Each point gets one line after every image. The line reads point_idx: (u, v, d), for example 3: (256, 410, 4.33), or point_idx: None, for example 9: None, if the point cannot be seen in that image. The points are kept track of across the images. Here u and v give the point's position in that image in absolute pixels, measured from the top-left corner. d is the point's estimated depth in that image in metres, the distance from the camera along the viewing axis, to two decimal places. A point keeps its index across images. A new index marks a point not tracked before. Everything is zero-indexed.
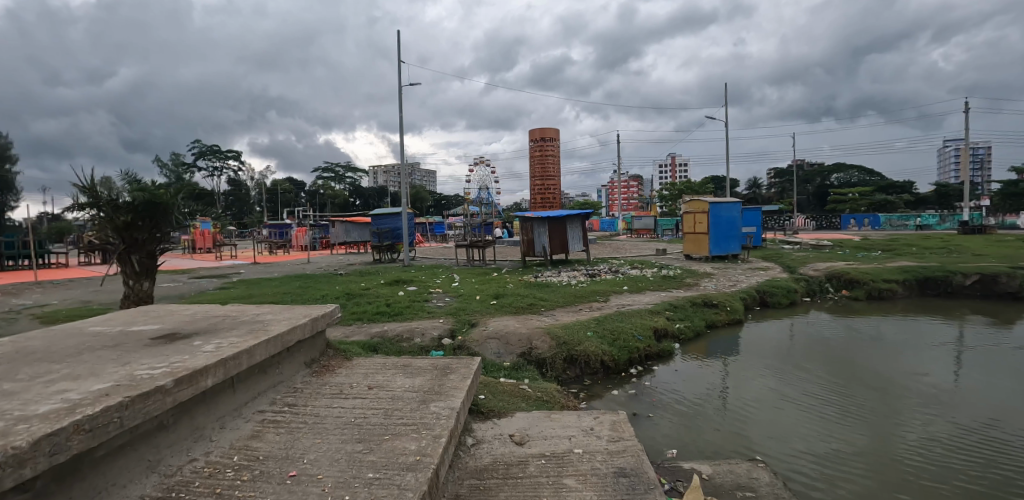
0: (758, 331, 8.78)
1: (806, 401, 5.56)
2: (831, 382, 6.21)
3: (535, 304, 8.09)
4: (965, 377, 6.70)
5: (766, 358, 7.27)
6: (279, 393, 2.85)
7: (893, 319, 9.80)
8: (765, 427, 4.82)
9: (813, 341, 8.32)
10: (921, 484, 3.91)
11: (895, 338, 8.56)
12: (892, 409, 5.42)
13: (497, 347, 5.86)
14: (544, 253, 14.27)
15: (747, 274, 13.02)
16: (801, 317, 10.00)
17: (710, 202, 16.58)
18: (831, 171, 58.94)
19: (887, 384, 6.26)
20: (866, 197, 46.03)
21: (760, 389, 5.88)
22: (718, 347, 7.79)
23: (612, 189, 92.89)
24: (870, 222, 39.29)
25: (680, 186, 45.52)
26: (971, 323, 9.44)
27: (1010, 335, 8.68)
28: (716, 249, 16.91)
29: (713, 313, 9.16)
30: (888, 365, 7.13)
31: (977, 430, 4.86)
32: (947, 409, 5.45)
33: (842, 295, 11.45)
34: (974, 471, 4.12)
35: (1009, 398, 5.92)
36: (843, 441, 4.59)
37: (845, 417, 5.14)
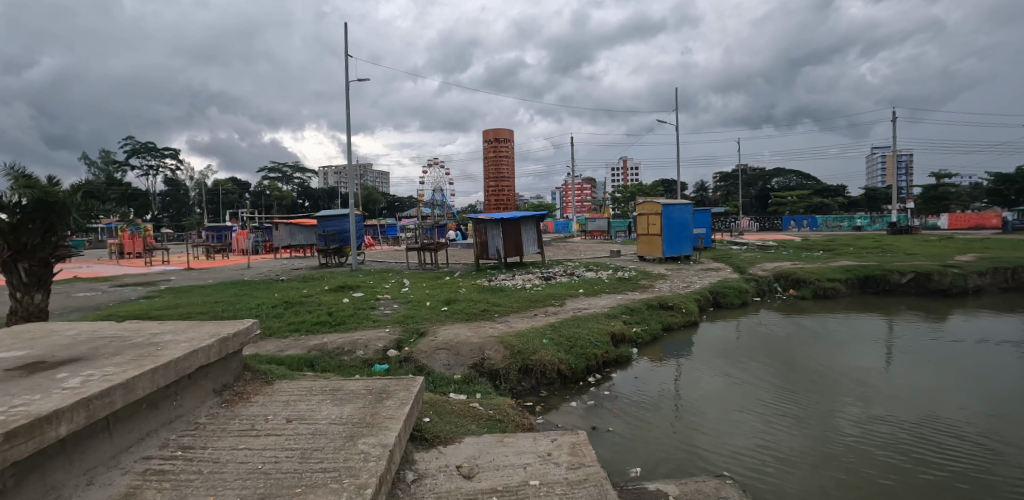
0: (711, 331, 8.89)
1: (759, 401, 5.58)
2: (776, 378, 6.42)
3: (489, 310, 7.72)
4: (896, 368, 7.09)
5: (715, 355, 7.42)
6: (176, 432, 2.35)
7: (836, 316, 10.18)
8: (715, 424, 4.89)
9: (759, 337, 8.59)
10: (873, 482, 3.93)
11: (834, 333, 8.97)
12: (838, 404, 5.56)
13: (446, 358, 5.47)
14: (498, 255, 13.95)
15: (699, 275, 13.23)
16: (752, 316, 10.19)
17: (663, 204, 16.80)
18: (772, 175, 62.10)
19: (834, 380, 6.40)
20: (803, 200, 48.77)
21: (710, 386, 5.99)
22: (673, 347, 7.79)
23: (567, 191, 94.17)
24: (808, 223, 41.63)
25: (632, 188, 46.49)
26: (905, 318, 9.96)
27: (938, 328, 9.26)
28: (669, 250, 17.18)
29: (669, 315, 9.15)
30: (827, 359, 7.46)
31: (906, 419, 5.14)
32: (880, 400, 5.74)
33: (789, 295, 11.81)
34: (909, 458, 4.32)
35: (944, 389, 6.20)
36: (797, 441, 4.58)
37: (797, 416, 5.17)
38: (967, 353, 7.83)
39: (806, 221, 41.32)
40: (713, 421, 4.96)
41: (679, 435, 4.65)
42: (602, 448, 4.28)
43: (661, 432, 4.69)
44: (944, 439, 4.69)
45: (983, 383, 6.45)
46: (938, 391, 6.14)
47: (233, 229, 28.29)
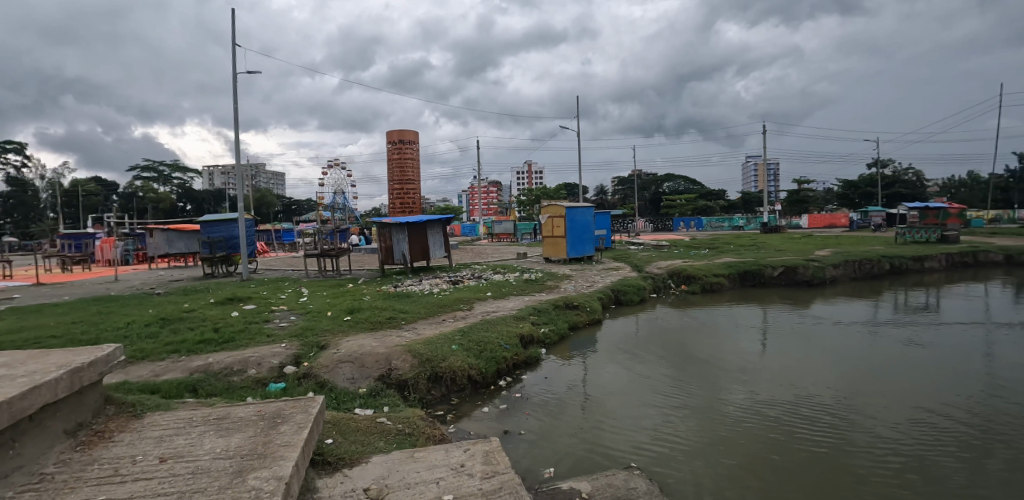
0: (615, 328, 9.41)
1: (656, 391, 6.06)
2: (671, 367, 7.03)
3: (396, 318, 7.45)
4: (767, 350, 8.13)
5: (618, 349, 7.95)
6: (12, 490, 1.92)
7: (721, 307, 11.35)
8: (621, 416, 5.25)
9: (655, 329, 9.35)
10: (746, 456, 4.49)
11: (718, 321, 10.04)
12: (722, 387, 6.26)
13: (351, 371, 5.18)
14: (403, 260, 13.61)
15: (601, 275, 13.92)
16: (649, 311, 10.96)
17: (567, 208, 17.50)
18: (663, 180, 67.52)
19: (719, 366, 7.14)
20: (690, 202, 53.63)
21: (615, 379, 6.42)
22: (579, 344, 8.14)
23: (476, 194, 94.65)
24: (695, 224, 45.91)
25: (537, 192, 47.85)
26: (776, 306, 11.38)
27: (800, 313, 10.71)
28: (572, 252, 18.01)
29: (575, 314, 9.52)
30: (713, 345, 8.33)
31: (778, 398, 5.91)
32: (757, 381, 6.53)
33: (682, 290, 12.89)
34: (780, 434, 4.98)
35: (804, 366, 7.23)
36: (687, 427, 5.06)
37: (688, 402, 5.70)
38: (823, 333, 9.19)
39: (694, 222, 45.50)
40: (619, 413, 5.33)
41: (589, 428, 4.92)
42: (518, 448, 4.39)
43: (572, 427, 4.93)
44: (807, 414, 5.47)
45: (833, 359, 7.62)
46: (800, 368, 7.15)
47: (93, 236, 24.49)
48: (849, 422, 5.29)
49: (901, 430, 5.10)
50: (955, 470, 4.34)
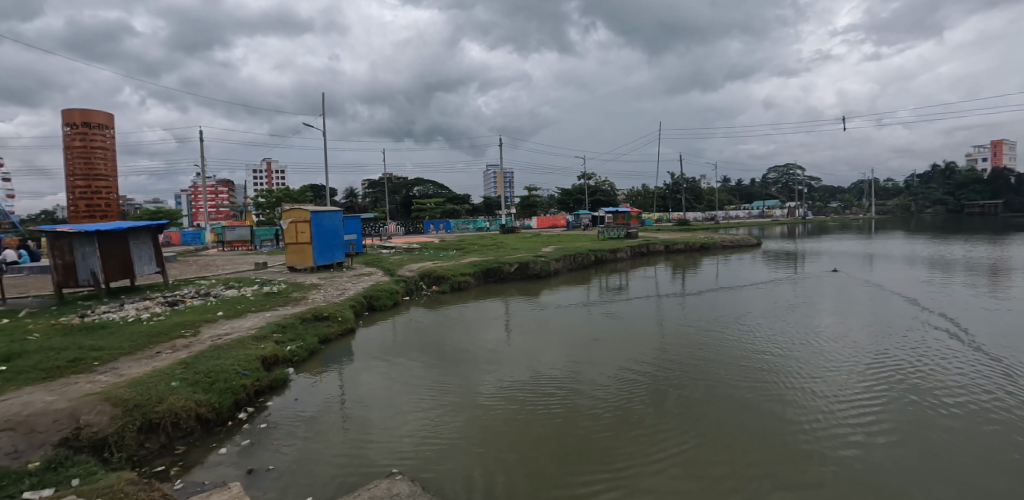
0: (382, 336, 10.04)
1: (426, 400, 7.03)
2: (427, 361, 8.23)
3: (89, 357, 6.29)
4: (503, 340, 10.21)
5: (375, 358, 8.80)
6: None
7: (469, 300, 13.05)
8: (387, 424, 6.23)
9: (413, 329, 10.45)
10: (499, 445, 5.93)
11: (464, 312, 11.71)
12: (467, 380, 7.86)
13: (31, 438, 4.54)
14: (91, 281, 10.39)
15: (349, 283, 13.83)
16: (404, 312, 11.57)
17: (313, 212, 16.35)
18: (413, 184, 69.50)
19: (478, 364, 8.65)
20: (439, 206, 56.80)
21: (379, 390, 7.36)
22: (347, 362, 8.50)
23: (197, 193, 79.10)
24: (444, 226, 48.95)
25: (278, 193, 42.87)
26: (510, 297, 13.82)
27: (525, 305, 13.41)
28: (321, 259, 17.15)
29: (326, 325, 9.32)
30: (461, 338, 9.92)
31: (509, 385, 7.85)
32: (493, 370, 8.38)
33: (433, 290, 13.74)
34: (511, 415, 6.81)
35: (539, 358, 9.41)
36: (453, 429, 6.22)
37: (454, 407, 6.91)
38: (553, 325, 11.93)
39: (442, 224, 48.40)
40: (384, 421, 6.28)
41: (359, 441, 5.75)
42: (273, 475, 4.90)
43: (343, 446, 5.70)
44: (529, 396, 7.51)
45: (559, 349, 10.14)
46: (525, 358, 9.40)
47: None
48: (564, 402, 7.40)
49: (587, 400, 7.57)
50: (618, 423, 6.82)
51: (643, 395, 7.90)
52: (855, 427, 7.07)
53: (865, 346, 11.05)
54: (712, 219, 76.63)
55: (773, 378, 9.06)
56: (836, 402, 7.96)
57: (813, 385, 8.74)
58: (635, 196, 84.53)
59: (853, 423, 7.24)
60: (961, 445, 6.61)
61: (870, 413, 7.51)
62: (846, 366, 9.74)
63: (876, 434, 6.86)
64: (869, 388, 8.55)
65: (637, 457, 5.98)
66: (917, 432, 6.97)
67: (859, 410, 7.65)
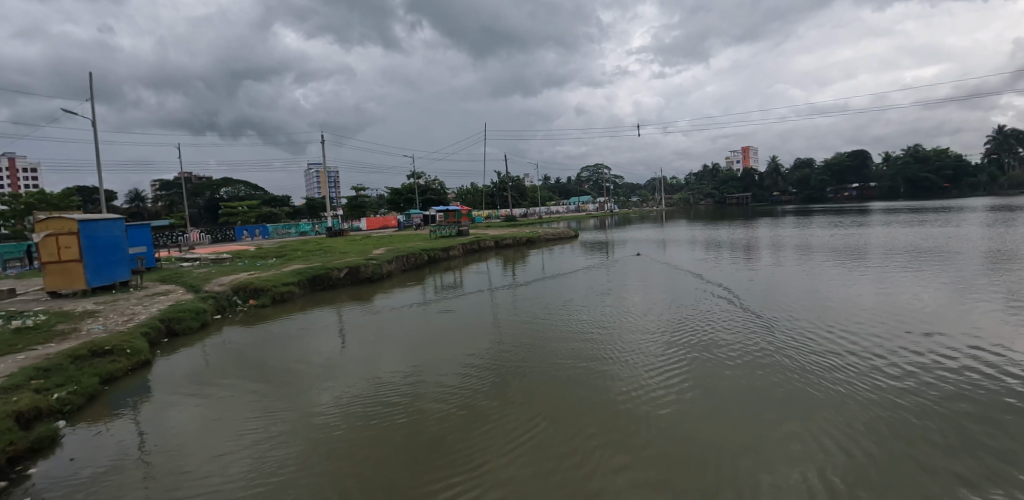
0: (208, 384, 10.36)
1: (262, 435, 7.94)
2: (263, 413, 8.78)
3: None
4: (343, 368, 10.85)
5: (202, 413, 8.99)
6: None
7: (306, 339, 13.24)
8: (209, 480, 6.78)
9: (248, 378, 10.57)
10: (342, 459, 7.06)
11: (300, 353, 12.09)
12: (305, 416, 8.53)
13: None
14: None
15: (110, 322, 12.51)
16: (177, 353, 12.36)
17: (80, 221, 14.04)
18: (220, 184, 60.66)
19: (315, 391, 9.60)
20: (254, 209, 50.79)
21: (208, 444, 7.75)
22: (174, 417, 8.83)
23: None
24: (261, 233, 43.80)
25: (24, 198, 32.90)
26: (348, 327, 14.29)
27: (364, 329, 14.04)
28: (96, 279, 14.90)
29: (95, 363, 10.19)
30: (299, 377, 10.44)
31: (347, 410, 8.68)
32: (330, 400, 9.15)
33: (197, 321, 14.40)
34: (346, 437, 7.70)
35: (379, 369, 10.60)
36: (289, 455, 7.30)
37: (293, 434, 7.90)
38: (393, 336, 13.12)
39: (258, 230, 43.24)
40: (206, 478, 6.82)
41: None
42: None
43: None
44: (366, 415, 8.42)
45: (399, 357, 11.34)
46: (366, 378, 10.18)
47: None
48: (406, 404, 8.70)
49: (421, 404, 8.67)
50: (458, 418, 8.05)
51: (483, 390, 9.11)
52: (651, 382, 8.96)
53: (664, 315, 13.61)
54: (538, 215, 83.50)
55: (592, 351, 10.82)
56: (638, 364, 9.90)
57: (625, 351, 10.68)
58: (468, 194, 87.31)
59: (650, 379, 9.13)
60: (718, 381, 8.88)
61: (660, 369, 9.56)
62: (650, 333, 11.95)
63: (665, 386, 8.79)
64: (660, 348, 10.78)
65: (478, 450, 7.09)
66: (695, 376, 9.14)
67: (654, 367, 9.68)
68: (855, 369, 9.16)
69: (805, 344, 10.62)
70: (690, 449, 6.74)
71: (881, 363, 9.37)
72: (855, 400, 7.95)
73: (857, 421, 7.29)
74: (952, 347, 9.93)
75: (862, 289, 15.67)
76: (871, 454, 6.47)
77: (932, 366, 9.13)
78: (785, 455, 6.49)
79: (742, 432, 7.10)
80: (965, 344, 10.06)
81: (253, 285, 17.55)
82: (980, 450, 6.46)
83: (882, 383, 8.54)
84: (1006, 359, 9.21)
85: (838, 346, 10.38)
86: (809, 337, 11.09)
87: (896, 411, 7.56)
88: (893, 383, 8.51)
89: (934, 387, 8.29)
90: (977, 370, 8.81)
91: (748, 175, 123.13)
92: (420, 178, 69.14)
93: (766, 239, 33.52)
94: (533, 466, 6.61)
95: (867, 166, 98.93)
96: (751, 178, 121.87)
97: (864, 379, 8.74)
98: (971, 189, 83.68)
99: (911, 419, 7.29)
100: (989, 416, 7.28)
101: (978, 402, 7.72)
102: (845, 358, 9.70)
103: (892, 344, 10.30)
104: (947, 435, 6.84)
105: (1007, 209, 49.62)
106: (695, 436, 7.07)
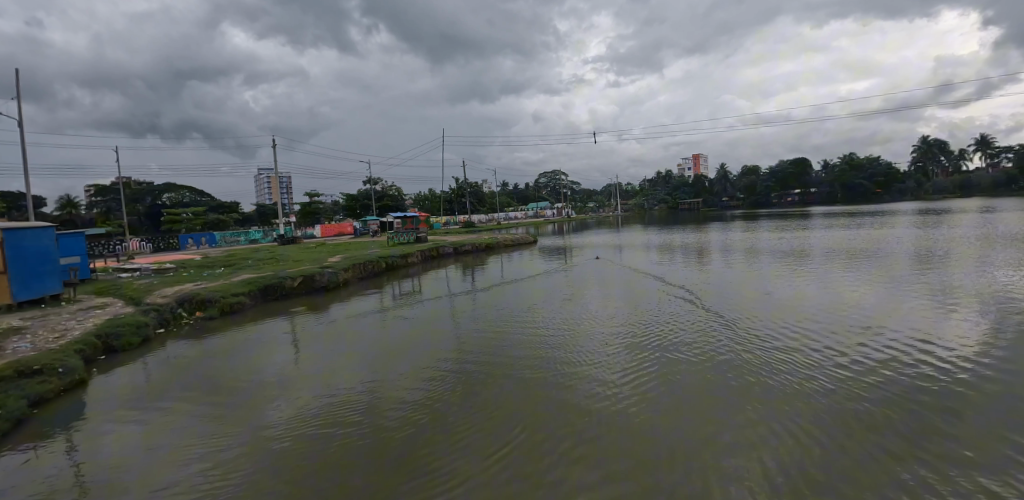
0: (150, 404, 9.66)
1: (211, 458, 7.57)
2: (214, 435, 8.27)
3: None
4: (299, 383, 10.38)
5: (143, 436, 8.39)
6: None
7: (257, 353, 12.61)
8: None
9: (195, 396, 9.93)
10: (304, 481, 6.80)
11: (251, 368, 11.49)
12: (261, 438, 8.10)
13: None
14: None
15: (39, 339, 11.51)
16: (118, 370, 11.55)
17: (5, 231, 12.93)
18: (162, 190, 57.29)
19: (268, 407, 9.22)
20: (200, 216, 48.26)
21: (154, 474, 7.25)
22: (113, 441, 8.25)
23: None
24: (207, 241, 41.61)
25: None
26: (301, 339, 13.71)
27: (319, 340, 13.53)
28: (21, 292, 13.65)
29: (21, 385, 9.36)
30: (252, 394, 9.90)
31: (306, 427, 8.33)
32: (287, 418, 8.72)
33: (138, 336, 13.48)
34: (307, 458, 7.39)
35: (336, 382, 10.30)
36: (240, 479, 6.98)
37: (245, 455, 7.57)
38: (351, 346, 12.79)
39: (204, 238, 41.10)
40: None
41: None
42: None
43: None
44: (327, 433, 8.09)
45: (358, 368, 11.08)
46: (325, 392, 9.82)
47: None
48: (365, 418, 8.49)
49: (386, 419, 8.43)
50: (420, 430, 7.93)
51: (445, 399, 9.02)
52: (612, 386, 9.12)
53: (625, 319, 13.86)
54: (498, 221, 83.50)
55: (554, 356, 10.91)
56: (599, 368, 10.06)
57: (589, 356, 10.77)
58: (426, 201, 86.31)
59: (611, 382, 9.29)
60: (676, 382, 9.14)
61: (620, 372, 9.74)
62: (612, 337, 12.11)
63: (626, 389, 8.96)
64: (621, 351, 10.99)
65: (441, 462, 7.02)
66: (657, 379, 9.35)
67: (617, 371, 9.81)
68: (802, 365, 9.62)
69: (757, 342, 11.08)
70: (650, 451, 6.90)
71: (826, 358, 9.89)
72: (803, 394, 8.34)
73: (806, 414, 7.65)
74: (887, 342, 10.62)
75: (805, 289, 16.56)
76: (820, 445, 6.80)
77: (871, 359, 9.71)
78: (740, 452, 6.74)
79: (699, 431, 7.33)
80: (899, 339, 10.80)
81: (200, 296, 16.64)
82: (917, 437, 6.90)
83: (830, 377, 8.99)
84: (935, 352, 9.94)
85: (788, 344, 10.87)
86: (762, 336, 11.53)
87: (840, 402, 7.99)
88: (837, 377, 8.98)
89: (874, 379, 8.83)
90: (910, 363, 9.44)
91: (700, 182, 128.08)
92: (376, 184, 67.77)
93: (718, 243, 34.83)
94: (496, 476, 6.59)
95: (808, 173, 105.02)
96: (702, 184, 126.81)
97: (811, 373, 9.19)
98: (900, 194, 90.31)
99: (854, 410, 7.72)
100: (923, 404, 7.80)
101: (912, 391, 8.27)
102: (793, 355, 10.19)
103: (834, 340, 10.91)
104: (888, 425, 7.27)
105: (933, 213, 53.65)
106: (655, 437, 7.25)
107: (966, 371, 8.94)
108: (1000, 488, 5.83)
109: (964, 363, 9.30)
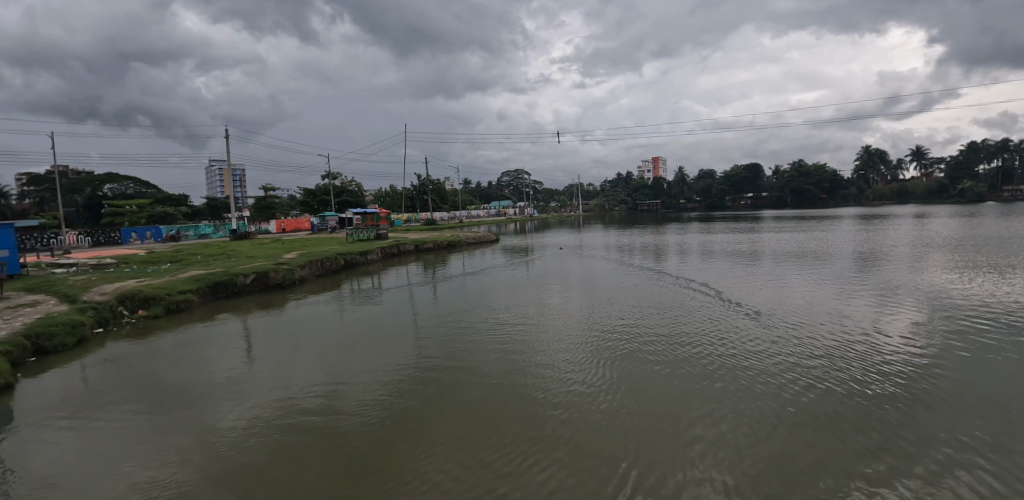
0: (90, 407, 9.07)
1: (158, 468, 7.07)
2: (167, 436, 7.93)
3: None
4: (253, 383, 9.99)
5: (84, 441, 7.87)
6: None
7: (209, 352, 12.07)
8: None
9: (145, 397, 9.47)
10: (268, 482, 6.62)
11: (198, 369, 10.92)
12: (216, 439, 7.78)
13: None
14: None
15: None
16: (51, 373, 10.65)
17: None
18: (102, 180, 53.31)
19: (221, 408, 8.85)
20: (145, 208, 45.40)
21: (102, 479, 6.86)
22: (44, 452, 7.55)
23: None
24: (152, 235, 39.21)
25: None
26: (253, 338, 13.14)
27: (273, 339, 13.07)
28: None
29: None
30: (202, 395, 9.43)
31: (266, 427, 8.08)
32: (243, 419, 8.40)
33: (73, 335, 12.47)
34: (266, 460, 7.13)
35: (293, 383, 9.85)
36: (189, 494, 6.49)
37: (198, 461, 7.19)
38: (309, 343, 12.54)
39: (150, 232, 38.71)
40: None
41: None
42: None
43: None
44: (289, 433, 7.87)
45: (316, 368, 10.70)
46: (285, 390, 9.52)
47: None
48: (323, 424, 8.08)
49: (351, 418, 8.24)
50: (385, 436, 7.64)
51: (411, 401, 8.78)
52: (576, 384, 9.19)
53: (590, 318, 13.96)
54: (460, 220, 82.63)
55: (519, 356, 10.88)
56: (568, 367, 10.03)
57: (556, 356, 10.74)
58: (387, 198, 84.53)
59: (577, 380, 9.36)
60: (639, 379, 9.35)
61: (586, 371, 9.81)
62: (577, 336, 12.12)
63: (595, 388, 8.99)
64: (587, 350, 11.07)
65: (412, 463, 6.89)
66: (620, 377, 9.44)
67: (583, 370, 9.85)
68: (762, 362, 9.89)
69: (717, 340, 11.42)
70: (627, 452, 6.89)
71: (783, 355, 10.26)
72: (762, 390, 8.63)
73: (763, 408, 7.97)
74: (836, 339, 11.16)
75: (756, 288, 17.37)
76: (778, 439, 7.08)
77: (826, 356, 10.11)
78: (704, 448, 6.93)
79: (667, 428, 7.49)
80: (847, 336, 11.39)
81: (143, 293, 15.57)
82: (875, 431, 7.21)
83: (789, 373, 9.31)
84: (886, 348, 10.48)
85: (745, 341, 11.25)
86: (722, 334, 11.84)
87: (799, 398, 8.28)
88: (796, 372, 9.34)
89: (830, 374, 9.21)
90: (865, 360, 9.87)
91: (659, 184, 131.56)
92: (335, 179, 65.71)
93: (674, 243, 35.71)
94: (471, 482, 6.41)
95: (760, 179, 109.73)
96: (661, 186, 129.30)
97: (770, 370, 9.49)
98: (844, 200, 94.33)
99: (810, 405, 8.03)
100: (877, 399, 8.17)
101: (869, 387, 8.61)
102: (754, 353, 10.44)
103: (789, 338, 11.38)
104: (844, 417, 7.61)
105: (881, 218, 54.66)
106: (622, 434, 7.39)
107: (916, 367, 9.43)
108: (969, 486, 6.03)
109: (913, 359, 9.83)
